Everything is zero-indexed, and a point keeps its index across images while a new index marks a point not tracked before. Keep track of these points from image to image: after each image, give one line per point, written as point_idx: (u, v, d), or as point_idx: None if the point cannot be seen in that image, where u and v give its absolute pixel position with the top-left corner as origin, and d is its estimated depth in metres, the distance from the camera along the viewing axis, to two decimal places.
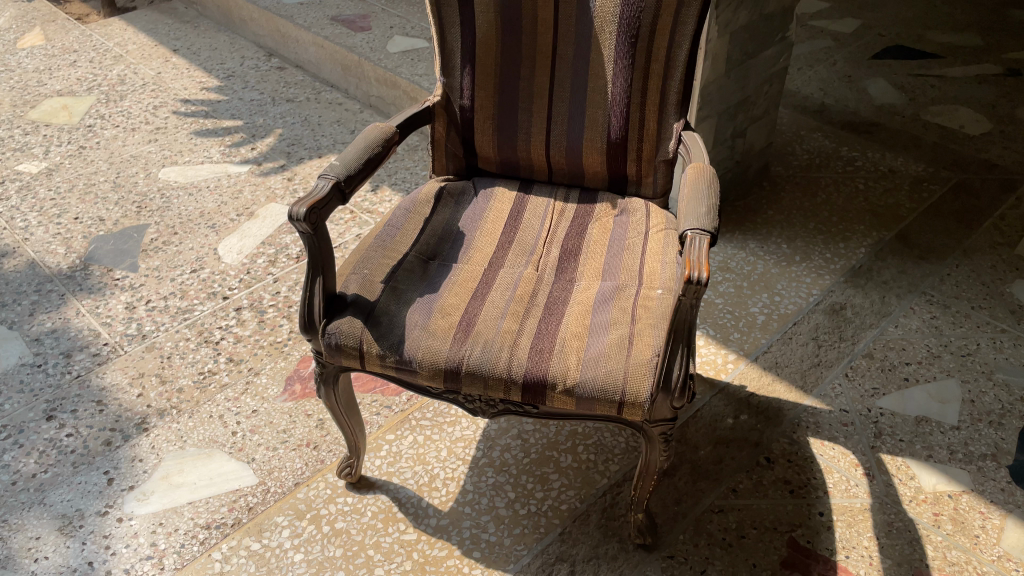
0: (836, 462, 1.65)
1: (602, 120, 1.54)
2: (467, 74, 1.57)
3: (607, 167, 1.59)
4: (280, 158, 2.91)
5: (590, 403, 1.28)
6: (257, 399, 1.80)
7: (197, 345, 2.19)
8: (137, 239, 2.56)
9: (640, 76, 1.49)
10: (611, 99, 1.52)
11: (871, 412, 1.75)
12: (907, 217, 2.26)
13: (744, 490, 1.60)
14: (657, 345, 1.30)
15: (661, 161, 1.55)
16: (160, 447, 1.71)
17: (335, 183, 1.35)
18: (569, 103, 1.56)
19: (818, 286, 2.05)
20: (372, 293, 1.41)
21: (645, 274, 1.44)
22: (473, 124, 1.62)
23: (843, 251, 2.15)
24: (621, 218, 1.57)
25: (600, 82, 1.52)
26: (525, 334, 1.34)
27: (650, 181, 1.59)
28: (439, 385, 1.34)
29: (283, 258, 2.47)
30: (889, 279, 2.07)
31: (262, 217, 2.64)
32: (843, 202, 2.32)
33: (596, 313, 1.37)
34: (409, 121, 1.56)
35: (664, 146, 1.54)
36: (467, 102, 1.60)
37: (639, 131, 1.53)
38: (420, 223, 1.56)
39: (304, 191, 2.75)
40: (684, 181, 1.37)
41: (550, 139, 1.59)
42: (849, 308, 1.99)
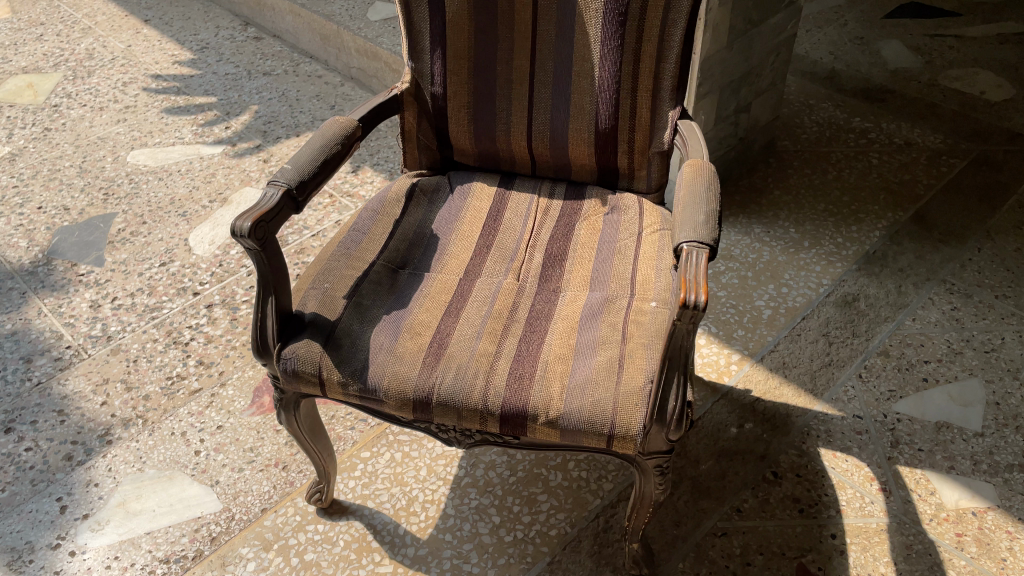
0: (850, 476, 1.51)
1: (589, 108, 1.38)
2: (437, 58, 1.40)
3: (596, 158, 1.43)
4: (256, 137, 2.75)
5: (576, 435, 1.14)
6: (222, 413, 1.67)
7: (165, 347, 2.06)
8: (103, 229, 2.41)
9: (631, 58, 1.32)
10: (599, 84, 1.36)
11: (887, 418, 1.61)
12: (924, 195, 2.10)
13: (749, 510, 1.47)
14: (650, 370, 1.15)
15: (655, 152, 1.39)
16: (117, 470, 1.59)
17: (286, 190, 1.20)
18: (552, 89, 1.40)
19: (829, 275, 1.90)
20: (333, 311, 1.26)
21: (637, 283, 1.29)
22: (446, 114, 1.45)
23: (856, 235, 2.00)
24: (612, 218, 1.41)
25: (586, 65, 1.35)
26: (503, 356, 1.20)
27: (644, 175, 1.43)
28: (409, 414, 1.20)
29: None
30: (906, 266, 1.92)
31: (235, 203, 2.49)
32: (856, 180, 2.15)
33: (583, 330, 1.23)
34: (374, 113, 1.40)
35: (659, 136, 1.37)
36: (438, 90, 1.43)
37: (630, 120, 1.37)
38: (389, 226, 1.41)
39: None
40: (680, 180, 1.21)
41: (532, 128, 1.43)
42: (862, 299, 1.84)
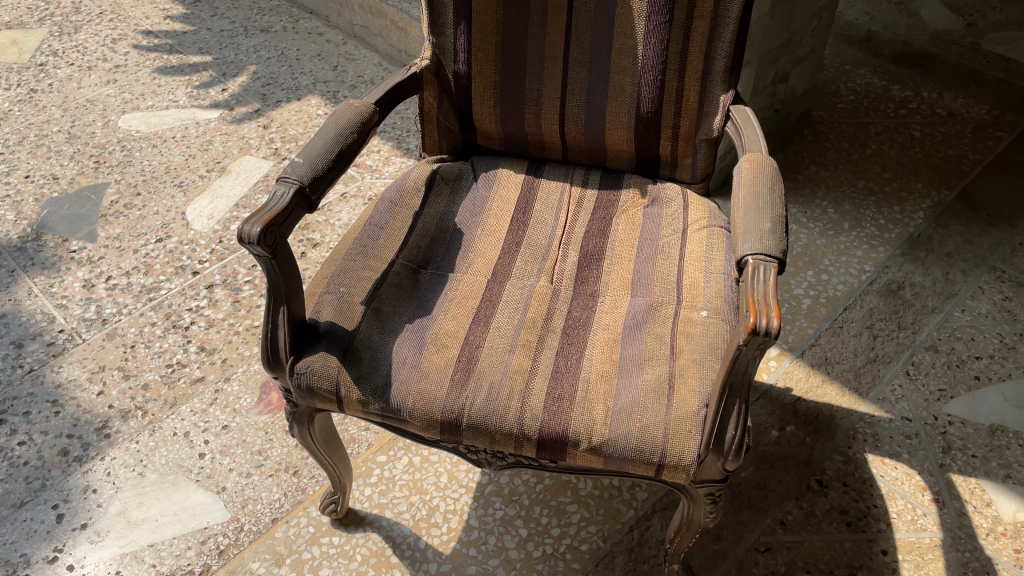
0: (900, 486, 1.42)
1: (630, 90, 1.25)
2: (461, 33, 1.26)
3: (635, 144, 1.30)
4: (255, 101, 2.59)
5: (621, 463, 1.03)
6: (227, 411, 1.57)
7: (164, 332, 1.94)
8: (95, 201, 2.28)
9: (679, 35, 1.19)
10: (642, 63, 1.22)
11: (938, 420, 1.51)
12: (970, 172, 1.97)
13: (793, 524, 1.38)
14: (704, 392, 1.04)
15: (703, 139, 1.26)
16: (116, 474, 1.48)
17: (298, 188, 1.07)
18: (589, 68, 1.26)
19: (871, 260, 1.79)
20: (350, 319, 1.14)
21: (685, 288, 1.17)
22: (470, 94, 1.31)
23: (899, 216, 1.87)
24: (653, 211, 1.29)
25: (629, 42, 1.22)
26: (539, 373, 1.09)
27: (688, 164, 1.30)
28: (435, 435, 1.09)
29: None
30: (953, 251, 1.80)
31: (235, 173, 2.35)
32: (897, 155, 2.02)
33: (627, 343, 1.12)
34: (391, 94, 1.26)
35: (708, 122, 1.24)
36: (462, 67, 1.29)
37: (676, 104, 1.24)
38: (408, 220, 1.29)
39: (281, 140, 2.45)
40: (739, 178, 1.08)
41: (565, 111, 1.30)
42: (907, 288, 1.73)
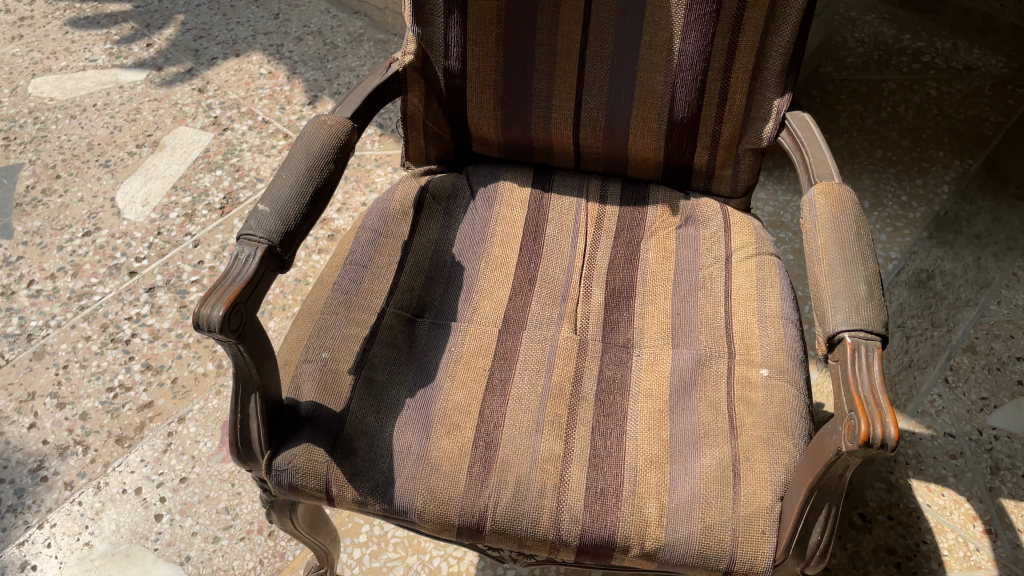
0: (948, 516, 1.28)
1: (663, 91, 1.03)
2: (454, 23, 1.02)
3: (665, 152, 1.09)
4: (186, 59, 2.27)
5: (680, 570, 0.85)
6: (185, 460, 1.35)
7: (101, 347, 1.69)
8: (8, 187, 1.98)
9: (728, 28, 0.96)
10: (679, 60, 1.00)
11: (983, 435, 1.37)
12: (994, 136, 1.80)
13: (838, 568, 1.23)
14: (779, 481, 0.86)
15: (748, 149, 1.05)
16: (58, 546, 1.27)
17: (268, 248, 0.84)
18: (611, 64, 1.03)
19: (896, 246, 1.62)
20: (337, 395, 0.93)
21: (737, 338, 0.99)
22: (465, 95, 1.08)
23: (922, 192, 1.70)
24: (687, 233, 1.09)
25: (663, 35, 0.99)
26: (575, 461, 0.89)
27: (728, 176, 1.09)
28: (449, 537, 0.89)
29: (203, 210, 1.93)
30: (983, 232, 1.64)
31: (169, 148, 2.06)
32: (914, 118, 1.84)
33: (677, 415, 0.93)
34: (369, 102, 1.02)
35: (755, 129, 1.03)
36: (455, 64, 1.05)
37: (718, 109, 1.03)
38: (397, 254, 1.07)
39: (221, 106, 2.15)
40: (814, 215, 0.88)
41: (581, 114, 1.08)
42: (938, 277, 1.57)
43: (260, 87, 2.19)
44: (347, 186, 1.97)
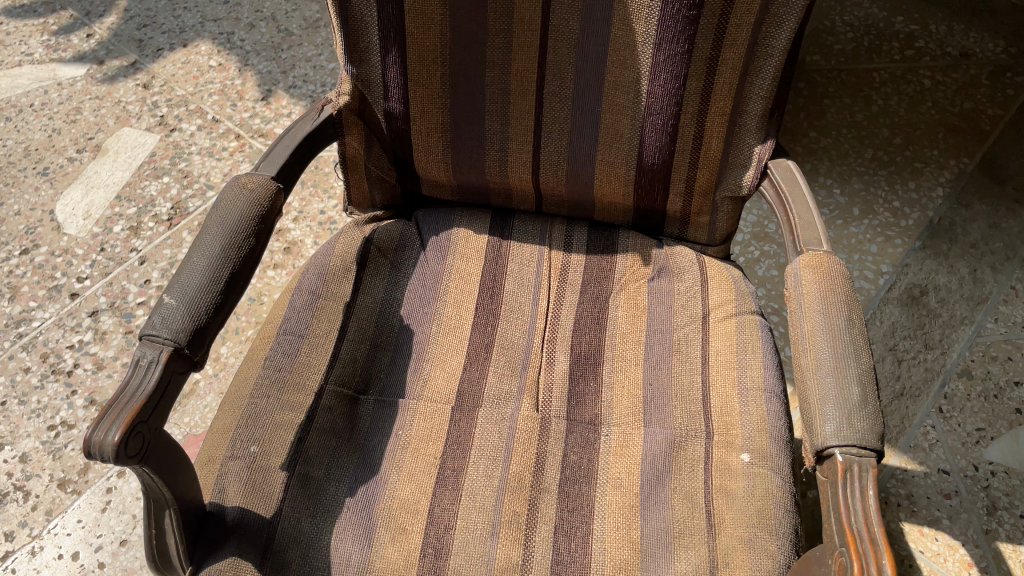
0: (942, 564, 1.20)
1: (630, 134, 0.91)
2: (392, 63, 0.89)
3: (635, 197, 0.98)
4: (130, 50, 2.12)
5: None
6: None
7: (42, 381, 1.58)
8: None
9: (702, 69, 0.84)
10: (647, 103, 0.88)
11: (978, 471, 1.29)
12: (992, 131, 1.68)
13: None
14: None
15: (727, 197, 0.94)
16: None
17: (175, 350, 0.73)
18: (572, 105, 0.92)
19: (888, 258, 1.52)
20: (267, 499, 0.82)
21: (715, 415, 0.89)
22: (409, 139, 0.96)
23: (914, 196, 1.60)
24: (660, 288, 0.98)
25: (629, 74, 0.87)
26: (534, 570, 0.80)
27: (704, 223, 0.98)
28: None
29: (150, 222, 1.79)
30: (979, 240, 1.54)
31: (112, 152, 1.92)
32: (906, 111, 1.72)
33: (649, 511, 0.83)
34: (298, 154, 0.90)
35: (734, 176, 0.92)
36: (396, 107, 0.93)
37: (692, 154, 0.91)
38: (337, 317, 0.96)
39: (167, 104, 2.00)
40: (800, 292, 0.78)
41: (540, 157, 0.97)
42: (931, 293, 1.47)
43: (209, 82, 2.04)
44: (304, 192, 1.84)
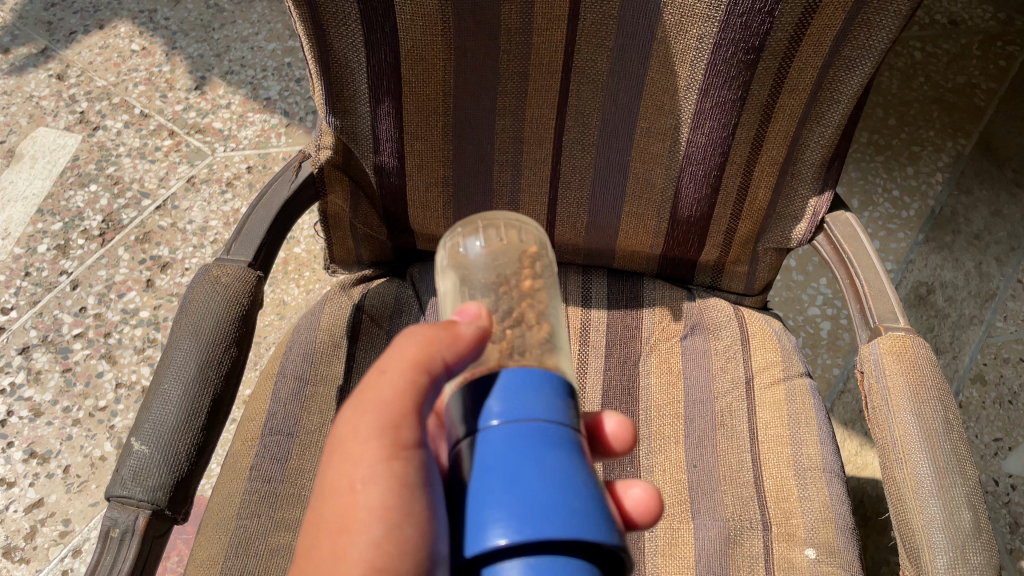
0: None
1: (663, 185, 0.79)
2: (384, 114, 0.74)
3: (664, 247, 0.87)
4: (37, 35, 1.85)
5: None
6: None
7: None
8: None
9: (756, 117, 0.72)
10: (687, 153, 0.75)
11: (999, 486, 1.23)
12: (987, 107, 1.59)
13: None
14: None
15: (770, 248, 0.84)
16: None
17: (154, 511, 0.60)
18: (596, 154, 0.80)
19: (891, 254, 1.45)
20: None
21: (772, 502, 0.77)
22: (404, 195, 0.82)
23: (914, 182, 1.52)
24: (695, 348, 0.89)
25: (667, 121, 0.74)
26: None
27: (741, 273, 0.88)
28: None
29: (80, 238, 1.56)
30: (982, 230, 1.47)
31: (28, 158, 1.68)
32: (899, 88, 1.62)
33: None
34: (278, 224, 0.77)
35: (781, 228, 0.81)
36: (389, 161, 0.78)
37: (736, 205, 0.79)
38: (330, 406, 0.82)
39: (88, 99, 1.75)
40: (882, 385, 0.68)
41: (556, 209, 0.85)
42: (939, 291, 1.40)
43: (133, 70, 1.79)
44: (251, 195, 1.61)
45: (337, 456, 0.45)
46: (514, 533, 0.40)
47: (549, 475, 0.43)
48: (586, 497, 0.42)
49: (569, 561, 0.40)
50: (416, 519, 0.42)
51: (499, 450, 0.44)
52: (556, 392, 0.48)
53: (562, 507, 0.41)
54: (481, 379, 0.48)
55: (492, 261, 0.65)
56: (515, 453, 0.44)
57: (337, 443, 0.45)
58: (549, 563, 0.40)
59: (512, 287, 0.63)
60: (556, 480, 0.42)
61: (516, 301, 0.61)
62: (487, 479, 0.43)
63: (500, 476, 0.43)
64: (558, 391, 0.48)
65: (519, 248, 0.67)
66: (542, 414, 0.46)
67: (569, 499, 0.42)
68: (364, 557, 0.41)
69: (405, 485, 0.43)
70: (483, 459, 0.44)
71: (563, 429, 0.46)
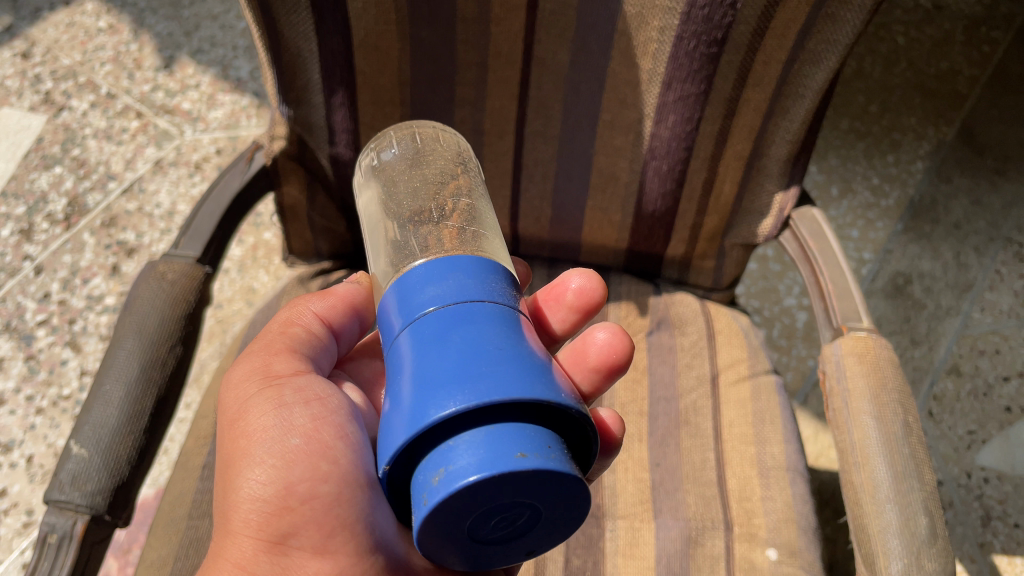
0: None
1: (627, 179, 0.77)
2: (338, 105, 0.72)
3: (629, 242, 0.85)
4: (1, 12, 1.80)
5: None
6: None
7: None
8: None
9: (719, 112, 0.70)
10: (650, 147, 0.74)
11: (972, 479, 1.23)
12: (969, 95, 1.57)
13: None
14: None
15: (737, 244, 0.82)
16: None
17: (93, 517, 0.58)
18: (558, 146, 0.78)
19: (869, 243, 1.44)
20: None
21: (734, 501, 0.75)
22: None
23: (894, 170, 1.51)
24: (661, 343, 0.87)
25: (629, 114, 0.72)
26: None
27: (709, 268, 0.86)
28: None
29: (45, 222, 1.53)
30: (962, 220, 1.46)
31: None
32: (881, 75, 1.60)
33: None
34: (231, 215, 0.76)
35: (747, 224, 0.79)
36: (346, 153, 0.76)
37: (701, 201, 0.77)
38: None
39: (53, 78, 1.71)
40: (843, 385, 0.67)
41: (520, 203, 0.83)
42: (916, 282, 1.39)
43: (100, 48, 1.75)
44: None
45: (224, 438, 0.55)
46: (448, 397, 0.42)
47: (463, 346, 0.45)
48: (512, 360, 0.44)
49: (504, 419, 0.42)
50: (298, 432, 0.52)
51: (432, 336, 0.47)
52: (470, 275, 0.51)
53: (484, 367, 0.43)
54: (404, 281, 0.52)
55: (425, 179, 0.67)
56: (424, 350, 0.46)
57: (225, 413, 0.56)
58: (479, 426, 0.42)
59: (445, 200, 0.64)
60: (461, 354, 0.45)
61: (448, 213, 0.63)
62: (415, 368, 0.46)
63: (429, 357, 0.46)
64: (476, 274, 0.51)
65: (449, 167, 0.70)
66: (462, 298, 0.49)
67: (482, 360, 0.44)
68: (257, 476, 0.50)
69: (280, 403, 0.53)
70: (414, 349, 0.47)
71: (489, 307, 0.49)
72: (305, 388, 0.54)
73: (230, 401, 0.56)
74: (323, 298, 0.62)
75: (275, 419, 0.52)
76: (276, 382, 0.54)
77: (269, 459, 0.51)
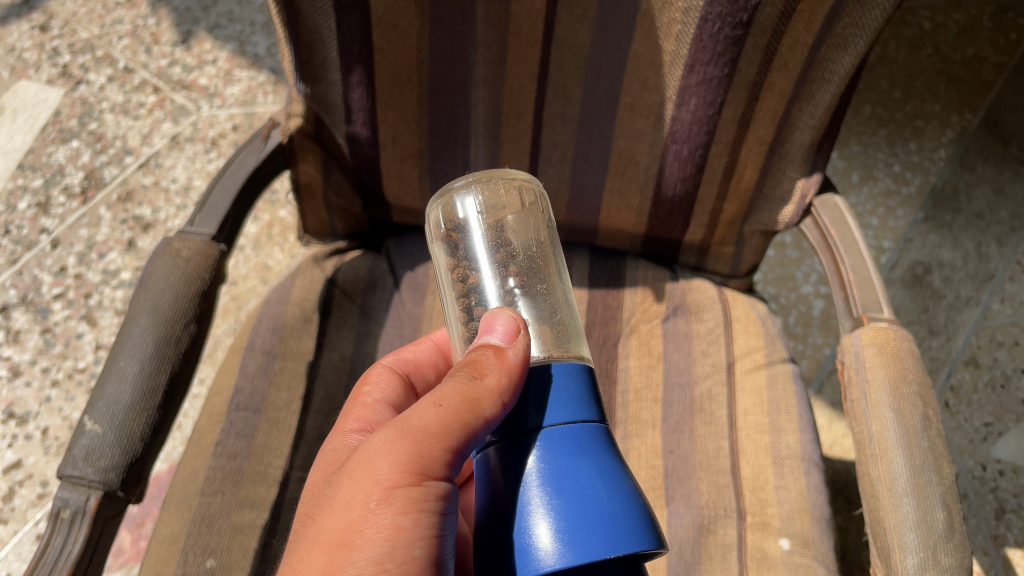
0: None
1: (648, 163, 0.76)
2: (356, 83, 0.71)
3: (647, 226, 0.84)
4: None
5: None
6: None
7: None
8: None
9: (743, 95, 0.68)
10: (671, 131, 0.73)
11: (986, 471, 1.22)
12: (995, 82, 1.54)
13: None
14: None
15: (756, 230, 0.81)
16: None
17: (106, 494, 0.58)
18: (578, 128, 0.76)
19: (888, 232, 1.42)
20: None
21: (747, 490, 0.74)
22: (379, 165, 0.80)
23: (916, 158, 1.49)
24: (676, 330, 0.87)
25: (651, 96, 0.71)
26: None
27: (727, 254, 0.85)
28: None
29: (61, 196, 1.53)
30: (984, 210, 1.43)
31: (9, 111, 1.64)
32: (905, 60, 1.57)
33: None
34: (247, 192, 0.75)
35: (768, 210, 0.78)
36: (363, 132, 0.76)
37: (722, 186, 0.76)
38: (301, 380, 0.81)
39: (70, 52, 1.71)
40: (863, 377, 0.66)
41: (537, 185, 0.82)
42: (936, 271, 1.38)
43: (118, 22, 1.74)
44: None
45: (334, 508, 0.46)
46: (547, 545, 0.43)
47: (559, 481, 0.45)
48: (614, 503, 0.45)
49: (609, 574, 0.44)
50: (424, 544, 0.45)
51: (523, 466, 0.47)
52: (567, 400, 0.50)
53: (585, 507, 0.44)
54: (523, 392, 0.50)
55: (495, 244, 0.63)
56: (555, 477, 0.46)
57: (351, 472, 0.47)
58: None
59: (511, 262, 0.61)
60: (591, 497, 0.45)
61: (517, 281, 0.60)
62: (503, 501, 0.47)
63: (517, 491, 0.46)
64: (579, 385, 0.51)
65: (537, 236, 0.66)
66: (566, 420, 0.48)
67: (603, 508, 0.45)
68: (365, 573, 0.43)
69: (422, 508, 0.46)
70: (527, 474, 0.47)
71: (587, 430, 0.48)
72: (442, 498, 0.47)
73: (352, 479, 0.46)
74: (507, 395, 0.49)
75: (408, 522, 0.45)
76: (414, 507, 0.45)
77: (388, 565, 0.44)
